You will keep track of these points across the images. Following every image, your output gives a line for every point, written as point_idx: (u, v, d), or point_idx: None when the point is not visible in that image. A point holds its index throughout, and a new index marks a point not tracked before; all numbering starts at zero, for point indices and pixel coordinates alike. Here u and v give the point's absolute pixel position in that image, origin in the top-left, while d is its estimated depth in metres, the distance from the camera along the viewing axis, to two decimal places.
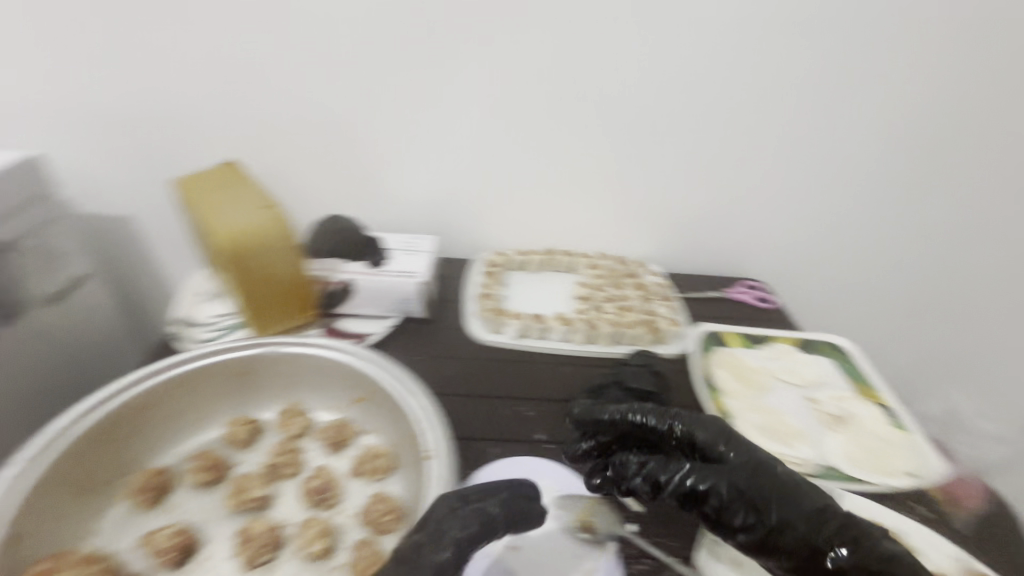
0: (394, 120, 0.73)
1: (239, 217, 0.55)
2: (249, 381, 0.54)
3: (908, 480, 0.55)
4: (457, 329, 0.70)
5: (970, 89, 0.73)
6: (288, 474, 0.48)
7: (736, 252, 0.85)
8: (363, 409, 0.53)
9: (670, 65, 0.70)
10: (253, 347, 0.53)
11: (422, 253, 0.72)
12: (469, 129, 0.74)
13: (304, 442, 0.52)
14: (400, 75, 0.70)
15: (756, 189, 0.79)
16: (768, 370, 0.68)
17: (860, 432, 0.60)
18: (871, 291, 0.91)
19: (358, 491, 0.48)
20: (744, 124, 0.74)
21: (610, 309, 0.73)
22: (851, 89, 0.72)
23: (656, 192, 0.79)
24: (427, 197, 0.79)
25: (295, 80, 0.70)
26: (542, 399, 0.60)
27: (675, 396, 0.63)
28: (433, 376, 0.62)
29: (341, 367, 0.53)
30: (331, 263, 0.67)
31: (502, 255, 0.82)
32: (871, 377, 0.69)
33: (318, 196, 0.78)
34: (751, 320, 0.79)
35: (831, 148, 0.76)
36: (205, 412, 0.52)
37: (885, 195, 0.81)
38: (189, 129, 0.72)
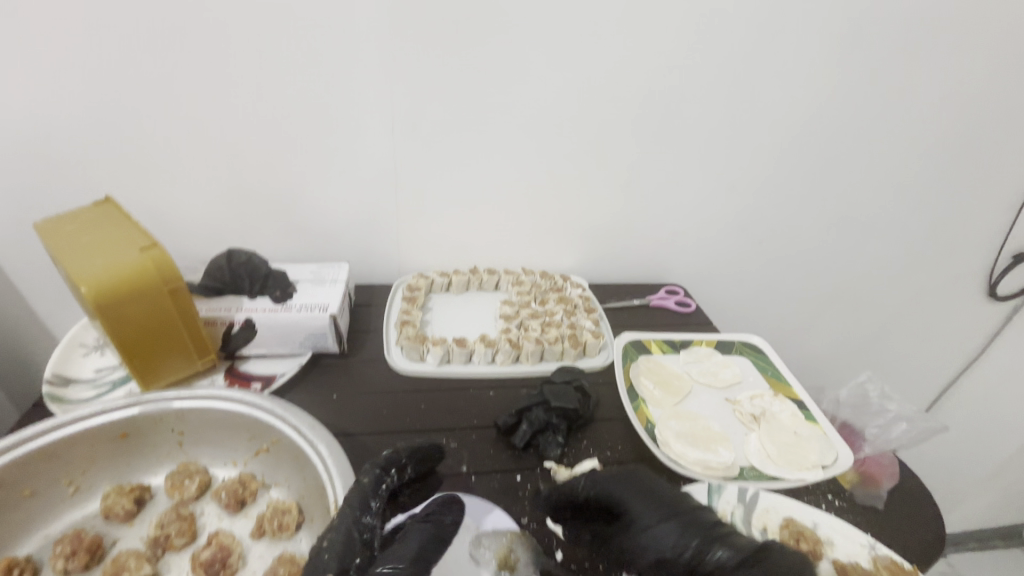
0: (296, 147, 0.69)
1: (101, 262, 0.49)
2: (132, 443, 0.47)
3: (820, 472, 0.57)
4: (377, 360, 0.67)
5: (860, 97, 0.77)
6: (179, 546, 0.44)
7: (653, 257, 0.89)
8: (266, 461, 0.49)
9: (580, 84, 0.69)
10: (133, 406, 0.46)
11: (334, 283, 0.68)
12: (378, 153, 0.71)
13: (198, 506, 0.47)
14: (298, 99, 0.65)
15: (668, 198, 0.82)
16: (689, 375, 0.70)
17: (775, 428, 0.62)
18: (775, 285, 0.98)
19: (260, 554, 0.44)
20: (653, 139, 0.75)
21: (534, 326, 0.72)
22: (754, 102, 0.74)
23: (573, 206, 0.81)
24: (341, 222, 0.76)
25: (178, 109, 0.63)
26: (466, 428, 0.58)
27: (600, 411, 0.63)
28: (350, 414, 0.59)
29: (239, 419, 0.48)
30: (232, 302, 0.62)
31: (423, 276, 0.80)
32: (783, 372, 0.72)
33: (224, 225, 0.74)
34: (671, 324, 0.81)
35: (738, 157, 0.79)
36: (81, 482, 0.46)
37: (787, 197, 0.86)
38: (60, 165, 0.65)
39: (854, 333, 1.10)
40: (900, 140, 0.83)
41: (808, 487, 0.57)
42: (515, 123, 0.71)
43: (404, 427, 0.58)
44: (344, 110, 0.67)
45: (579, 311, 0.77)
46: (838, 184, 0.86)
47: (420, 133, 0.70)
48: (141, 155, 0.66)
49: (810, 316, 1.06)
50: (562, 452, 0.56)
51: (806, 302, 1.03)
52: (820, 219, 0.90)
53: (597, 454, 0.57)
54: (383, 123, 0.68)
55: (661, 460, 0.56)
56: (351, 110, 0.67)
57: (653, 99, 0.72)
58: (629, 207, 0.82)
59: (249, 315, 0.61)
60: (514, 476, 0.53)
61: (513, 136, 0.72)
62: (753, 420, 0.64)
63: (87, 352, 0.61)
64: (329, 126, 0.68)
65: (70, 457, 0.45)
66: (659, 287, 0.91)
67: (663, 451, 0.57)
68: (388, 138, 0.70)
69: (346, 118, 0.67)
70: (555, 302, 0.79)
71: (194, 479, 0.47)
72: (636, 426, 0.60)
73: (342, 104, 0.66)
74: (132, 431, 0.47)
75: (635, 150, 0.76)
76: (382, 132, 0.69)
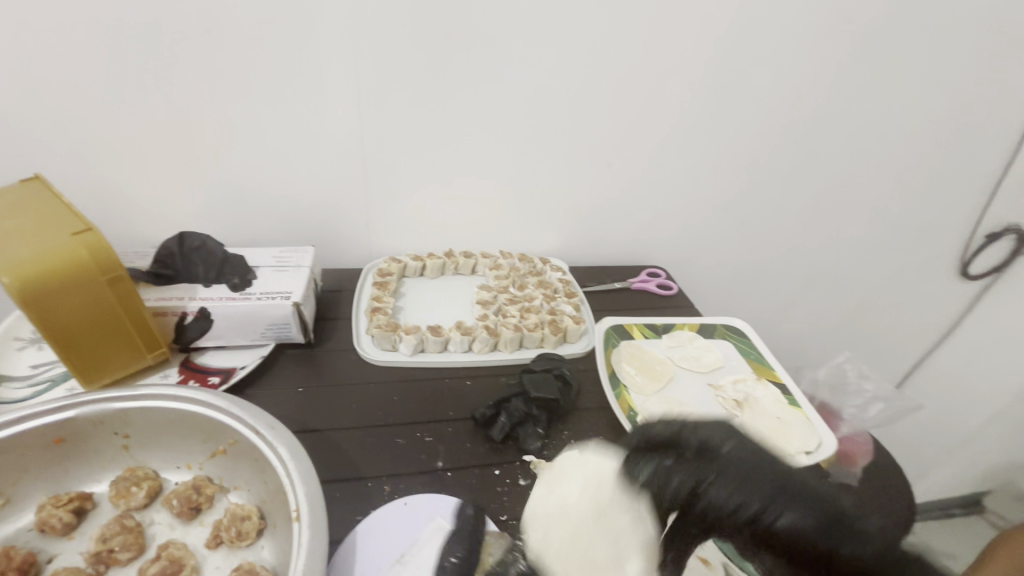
0: (253, 125, 0.63)
1: (27, 249, 0.43)
2: (72, 449, 0.43)
3: (805, 459, 0.56)
4: (346, 350, 0.63)
5: (845, 76, 0.74)
6: (123, 560, 0.39)
7: (634, 239, 0.86)
8: (224, 464, 0.45)
9: (561, 53, 0.64)
10: (65, 409, 0.42)
11: (297, 269, 0.63)
12: (344, 132, 0.66)
13: (148, 513, 0.43)
14: (251, 67, 0.59)
15: (649, 180, 0.79)
16: (672, 361, 0.68)
17: (758, 414, 0.61)
18: (755, 267, 0.97)
19: (217, 565, 0.41)
20: (633, 117, 0.72)
21: (513, 313, 0.69)
22: (740, 75, 0.71)
23: (552, 187, 0.77)
24: (306, 204, 0.71)
25: (113, 82, 0.57)
26: (442, 421, 0.56)
27: (583, 399, 0.60)
28: (317, 409, 0.55)
29: (193, 419, 0.44)
30: (184, 290, 0.57)
31: (395, 261, 0.76)
32: (766, 355, 0.70)
33: (175, 206, 0.68)
34: (653, 308, 0.79)
35: (722, 135, 0.76)
36: (15, 490, 0.41)
37: (771, 176, 0.83)
38: None
39: (831, 314, 1.10)
40: (885, 116, 0.81)
41: None
42: (491, 96, 0.66)
43: (374, 422, 0.54)
44: (302, 80, 0.61)
45: (559, 296, 0.74)
46: (822, 162, 0.84)
47: (387, 105, 0.64)
48: (74, 128, 0.59)
49: (790, 298, 1.06)
50: (542, 444, 0.54)
51: (786, 284, 1.03)
52: (803, 200, 0.88)
53: (578, 445, 0.55)
54: (347, 94, 0.63)
55: None
56: (309, 80, 0.61)
57: (637, 71, 0.68)
58: (612, 187, 0.79)
59: (203, 304, 0.56)
60: (492, 471, 0.51)
61: (490, 110, 0.68)
62: (737, 406, 0.62)
63: (23, 346, 0.56)
64: (287, 99, 0.62)
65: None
66: (640, 269, 0.89)
67: None
68: (353, 112, 0.64)
69: (304, 88, 0.61)
70: (534, 286, 0.75)
71: (142, 486, 0.43)
72: (618, 414, 0.58)
73: (300, 72, 0.60)
74: (69, 435, 0.42)
75: (618, 126, 0.72)
76: (346, 105, 0.63)
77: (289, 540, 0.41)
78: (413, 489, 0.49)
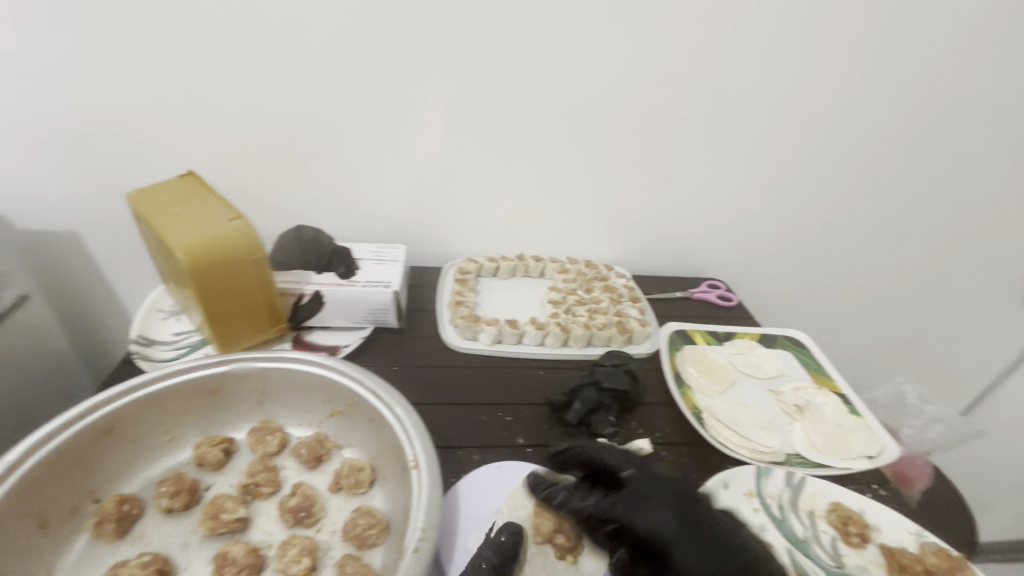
0: (361, 133, 0.71)
1: (195, 234, 0.52)
2: (221, 399, 0.52)
3: (864, 463, 0.58)
4: (432, 338, 0.70)
5: (910, 99, 0.77)
6: (266, 493, 0.48)
7: (694, 252, 0.91)
8: (340, 423, 0.53)
9: (637, 75, 0.70)
10: (220, 364, 0.51)
11: (393, 263, 0.70)
12: (436, 142, 0.73)
13: (280, 459, 0.51)
14: (364, 85, 0.68)
15: (713, 195, 0.83)
16: (734, 366, 0.71)
17: (819, 419, 0.63)
18: (813, 285, 0.99)
19: (338, 506, 0.48)
20: (700, 135, 0.77)
21: (582, 313, 0.75)
22: (804, 99, 0.75)
23: (619, 199, 0.83)
24: (397, 207, 0.79)
25: (253, 94, 0.67)
26: (520, 404, 0.61)
27: (649, 394, 0.65)
28: (410, 385, 0.62)
29: (319, 381, 0.52)
30: (302, 275, 0.66)
31: (472, 261, 0.83)
32: (827, 367, 0.72)
33: (287, 204, 0.77)
34: (713, 317, 0.82)
35: (786, 153, 0.80)
36: (177, 429, 0.51)
37: (831, 197, 0.86)
38: (139, 143, 0.68)
39: (889, 337, 1.10)
40: (950, 140, 0.82)
41: (852, 476, 0.58)
42: (570, 113, 0.73)
43: (461, 400, 0.61)
44: (405, 96, 0.69)
45: (624, 301, 0.79)
46: (884, 183, 0.86)
47: (476, 119, 0.72)
48: (214, 134, 0.69)
49: (846, 318, 1.06)
50: (614, 431, 0.58)
51: (842, 304, 1.04)
52: (863, 220, 0.90)
53: (646, 435, 0.59)
54: (443, 109, 0.71)
55: (709, 442, 0.58)
56: (412, 97, 0.69)
57: (705, 93, 0.73)
58: (675, 201, 0.84)
59: (318, 288, 0.64)
60: (568, 451, 0.56)
61: (568, 126, 0.74)
62: (797, 411, 0.65)
63: (165, 317, 0.65)
64: (391, 112, 0.70)
65: (167, 406, 0.50)
66: (698, 281, 0.92)
67: (711, 435, 0.59)
68: (445, 125, 0.72)
69: (406, 103, 0.70)
70: (600, 290, 0.81)
71: (275, 435, 0.51)
72: (683, 410, 0.62)
73: (404, 89, 0.68)
74: (220, 387, 0.52)
75: (684, 144, 0.77)
76: (441, 119, 0.71)
77: (399, 489, 0.47)
78: (497, 459, 0.54)
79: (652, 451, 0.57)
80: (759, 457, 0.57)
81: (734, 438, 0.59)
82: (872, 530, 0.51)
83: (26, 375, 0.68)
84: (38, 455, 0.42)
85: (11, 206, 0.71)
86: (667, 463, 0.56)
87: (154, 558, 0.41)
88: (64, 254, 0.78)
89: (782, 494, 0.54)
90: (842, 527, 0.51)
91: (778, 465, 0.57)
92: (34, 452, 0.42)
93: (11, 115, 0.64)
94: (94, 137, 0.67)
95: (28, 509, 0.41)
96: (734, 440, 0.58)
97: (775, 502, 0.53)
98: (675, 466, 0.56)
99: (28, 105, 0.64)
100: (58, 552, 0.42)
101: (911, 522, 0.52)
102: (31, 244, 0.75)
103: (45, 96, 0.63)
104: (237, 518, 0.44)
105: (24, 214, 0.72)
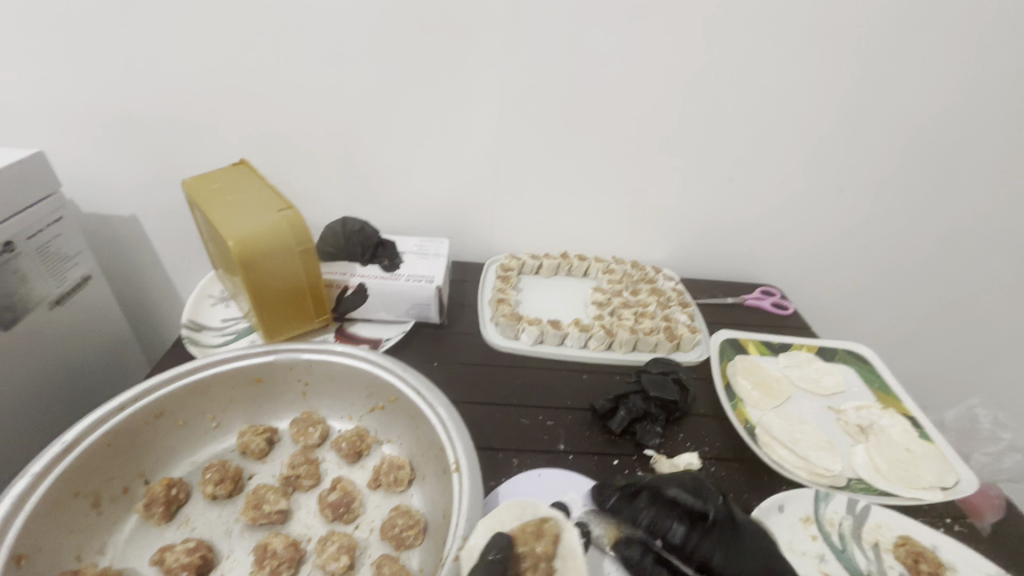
0: (409, 126, 0.71)
1: (249, 223, 0.52)
2: (265, 389, 0.53)
3: (937, 494, 0.53)
4: (473, 335, 0.69)
5: (1005, 98, 0.70)
6: (306, 486, 0.48)
7: (748, 256, 0.86)
8: (381, 418, 0.53)
9: (699, 69, 0.66)
10: (266, 354, 0.52)
11: (436, 257, 0.69)
12: (484, 136, 0.72)
13: (320, 452, 0.51)
14: (415, 77, 0.67)
15: (771, 197, 0.79)
16: (789, 379, 0.67)
17: (885, 442, 0.58)
18: (876, 295, 0.93)
19: (377, 504, 0.47)
20: (763, 134, 0.72)
21: (627, 316, 0.72)
22: (883, 97, 0.69)
23: (670, 200, 0.79)
24: (442, 201, 0.78)
25: (306, 85, 0.67)
26: (562, 408, 0.59)
27: (697, 405, 0.62)
28: (451, 383, 0.61)
29: (362, 375, 0.52)
30: (346, 266, 0.65)
31: (516, 258, 0.81)
32: (894, 386, 0.67)
33: (334, 195, 0.77)
34: (766, 326, 0.78)
35: (857, 154, 0.74)
36: (223, 416, 0.52)
37: (903, 202, 0.80)
38: (197, 131, 0.70)
39: (958, 355, 1.02)
40: None
41: (923, 508, 0.53)
42: (624, 108, 0.70)
43: (501, 401, 0.59)
44: (457, 90, 0.68)
45: (672, 305, 0.76)
46: (966, 189, 0.79)
47: (526, 113, 0.70)
48: (267, 125, 0.70)
49: (911, 333, 0.99)
50: (660, 442, 0.56)
51: (908, 318, 0.97)
52: (938, 228, 0.83)
53: (694, 448, 0.56)
54: (493, 102, 0.69)
55: (764, 460, 0.55)
56: (462, 90, 0.68)
57: (773, 89, 0.68)
58: (731, 203, 0.79)
59: (363, 280, 0.63)
60: (611, 460, 0.54)
61: (621, 122, 0.71)
62: (860, 432, 0.60)
63: (215, 303, 0.67)
64: (441, 105, 0.69)
65: (215, 393, 0.51)
66: (751, 286, 0.88)
67: (765, 452, 0.56)
68: (495, 119, 0.70)
69: (457, 97, 0.68)
70: (647, 293, 0.78)
71: (317, 427, 0.52)
72: (735, 424, 0.58)
73: (456, 83, 0.67)
74: (265, 376, 0.52)
75: (746, 143, 0.73)
76: (491, 112, 0.70)
77: (438, 490, 0.46)
78: (538, 465, 0.52)
79: (701, 466, 0.54)
80: (819, 480, 0.54)
81: (792, 458, 0.55)
82: (947, 570, 0.47)
83: (87, 352, 0.71)
84: (94, 436, 0.43)
85: (78, 190, 0.74)
86: (716, 480, 0.53)
87: (198, 546, 0.42)
88: (124, 237, 0.81)
89: (843, 522, 0.50)
90: (913, 564, 0.47)
91: (839, 490, 0.53)
92: (88, 433, 0.43)
93: (79, 102, 0.66)
94: (155, 125, 0.69)
95: (82, 489, 0.42)
96: (790, 460, 0.55)
97: (835, 530, 0.49)
98: (725, 483, 0.53)
99: (94, 94, 0.66)
100: (108, 531, 0.43)
101: (991, 564, 0.47)
102: (96, 227, 0.79)
103: (111, 85, 0.65)
104: (279, 509, 0.45)
105: (90, 198, 0.75)
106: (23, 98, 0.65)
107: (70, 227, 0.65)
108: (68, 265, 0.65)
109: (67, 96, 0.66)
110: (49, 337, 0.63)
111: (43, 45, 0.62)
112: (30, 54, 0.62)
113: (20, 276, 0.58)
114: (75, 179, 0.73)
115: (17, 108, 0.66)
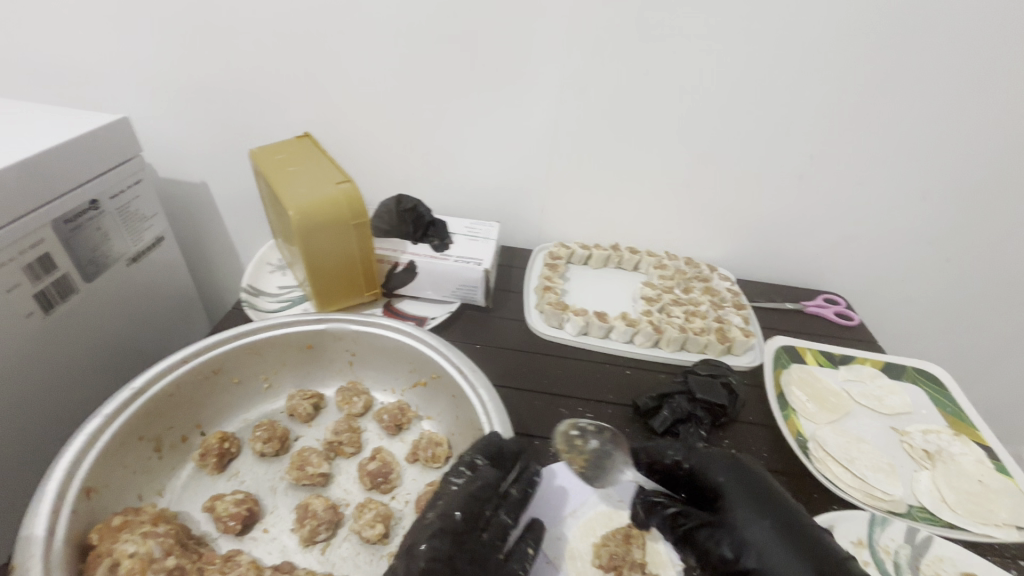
0: (465, 109, 0.70)
1: (311, 193, 0.54)
2: (314, 356, 0.55)
3: (1012, 533, 0.48)
4: (517, 320, 0.69)
5: None
6: (348, 453, 0.49)
7: (811, 261, 0.81)
8: (422, 394, 0.54)
9: (772, 60, 0.62)
10: (317, 323, 0.54)
11: (486, 240, 0.69)
12: (541, 122, 0.71)
13: (363, 421, 0.53)
14: (474, 59, 0.66)
15: (842, 200, 0.74)
16: (849, 394, 0.63)
17: (953, 472, 0.54)
18: (952, 312, 0.86)
19: (414, 477, 0.48)
20: (839, 131, 0.67)
21: (678, 314, 0.69)
22: (989, 95, 0.62)
23: (729, 197, 0.76)
24: (494, 186, 0.78)
25: (368, 64, 0.68)
26: (602, 401, 0.58)
27: (744, 412, 0.59)
28: (492, 365, 0.61)
29: (407, 350, 0.53)
30: (398, 243, 0.66)
31: (564, 247, 0.80)
32: (970, 412, 0.61)
33: (390, 173, 0.79)
34: (826, 336, 0.73)
35: (945, 159, 0.68)
36: (274, 378, 0.54)
37: (993, 214, 0.73)
38: (264, 102, 0.72)
39: None
40: None
41: (993, 546, 0.48)
42: (688, 99, 0.67)
43: (541, 388, 0.59)
44: (517, 72, 0.66)
45: (726, 306, 0.73)
46: None
47: (584, 100, 0.68)
48: (328, 102, 0.71)
49: (989, 355, 0.91)
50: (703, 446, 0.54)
51: (987, 338, 0.89)
52: None
53: (738, 456, 0.54)
54: (552, 89, 0.67)
55: (815, 476, 0.52)
56: (521, 75, 0.67)
57: (855, 84, 0.63)
58: (797, 203, 0.75)
59: (413, 258, 0.64)
60: None
61: (684, 112, 0.68)
62: (925, 457, 0.56)
63: (272, 271, 0.69)
64: (502, 86, 0.68)
65: (269, 356, 0.53)
66: (812, 292, 0.83)
67: (817, 468, 0.52)
68: (557, 101, 0.68)
69: (518, 77, 0.67)
70: (699, 291, 0.75)
71: (361, 397, 0.53)
72: (786, 435, 0.55)
73: (520, 62, 0.66)
74: (316, 344, 0.54)
75: (820, 140, 0.68)
76: (549, 97, 0.68)
77: None
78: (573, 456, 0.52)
79: None
80: (876, 504, 0.50)
81: (847, 477, 0.52)
82: None
83: (157, 308, 0.76)
84: (159, 385, 0.46)
85: (156, 157, 0.79)
86: None
87: (246, 498, 0.44)
88: (194, 203, 0.85)
89: (900, 551, 0.46)
90: None
91: (898, 517, 0.49)
92: (154, 382, 0.46)
93: (158, 74, 0.70)
94: (226, 99, 0.72)
95: (146, 434, 0.45)
96: (845, 480, 0.51)
97: (890, 559, 0.46)
98: None
99: (172, 67, 0.69)
100: (167, 475, 0.46)
101: None
102: (170, 193, 0.84)
103: (188, 58, 0.68)
104: (321, 472, 0.46)
105: (166, 165, 0.80)
106: (108, 68, 0.70)
107: (147, 190, 0.68)
108: (144, 226, 0.70)
109: (147, 69, 0.70)
110: (124, 292, 0.68)
111: (128, 15, 0.65)
112: (117, 26, 0.66)
113: (100, 236, 0.62)
114: (154, 146, 0.78)
115: (105, 75, 0.70)
